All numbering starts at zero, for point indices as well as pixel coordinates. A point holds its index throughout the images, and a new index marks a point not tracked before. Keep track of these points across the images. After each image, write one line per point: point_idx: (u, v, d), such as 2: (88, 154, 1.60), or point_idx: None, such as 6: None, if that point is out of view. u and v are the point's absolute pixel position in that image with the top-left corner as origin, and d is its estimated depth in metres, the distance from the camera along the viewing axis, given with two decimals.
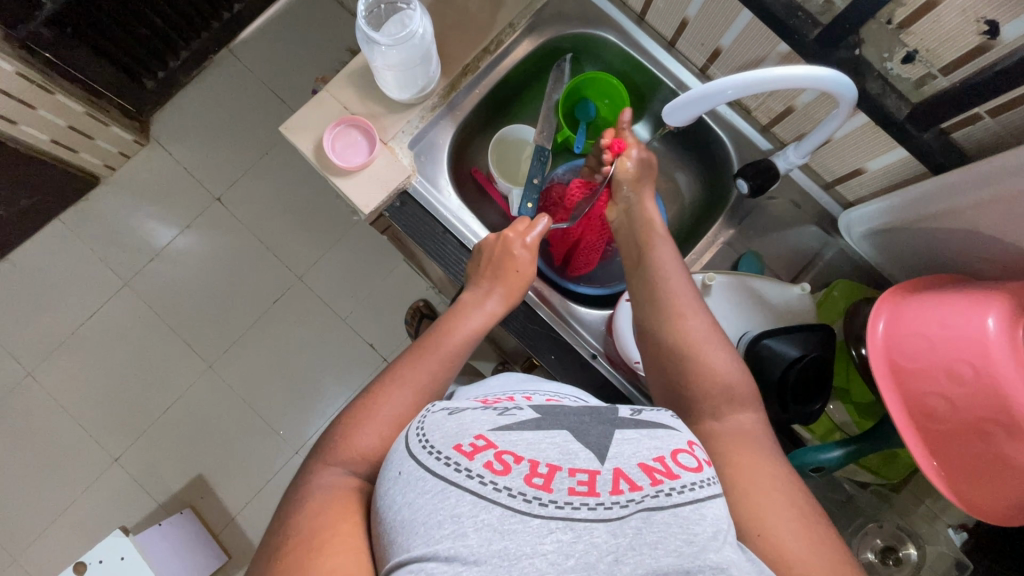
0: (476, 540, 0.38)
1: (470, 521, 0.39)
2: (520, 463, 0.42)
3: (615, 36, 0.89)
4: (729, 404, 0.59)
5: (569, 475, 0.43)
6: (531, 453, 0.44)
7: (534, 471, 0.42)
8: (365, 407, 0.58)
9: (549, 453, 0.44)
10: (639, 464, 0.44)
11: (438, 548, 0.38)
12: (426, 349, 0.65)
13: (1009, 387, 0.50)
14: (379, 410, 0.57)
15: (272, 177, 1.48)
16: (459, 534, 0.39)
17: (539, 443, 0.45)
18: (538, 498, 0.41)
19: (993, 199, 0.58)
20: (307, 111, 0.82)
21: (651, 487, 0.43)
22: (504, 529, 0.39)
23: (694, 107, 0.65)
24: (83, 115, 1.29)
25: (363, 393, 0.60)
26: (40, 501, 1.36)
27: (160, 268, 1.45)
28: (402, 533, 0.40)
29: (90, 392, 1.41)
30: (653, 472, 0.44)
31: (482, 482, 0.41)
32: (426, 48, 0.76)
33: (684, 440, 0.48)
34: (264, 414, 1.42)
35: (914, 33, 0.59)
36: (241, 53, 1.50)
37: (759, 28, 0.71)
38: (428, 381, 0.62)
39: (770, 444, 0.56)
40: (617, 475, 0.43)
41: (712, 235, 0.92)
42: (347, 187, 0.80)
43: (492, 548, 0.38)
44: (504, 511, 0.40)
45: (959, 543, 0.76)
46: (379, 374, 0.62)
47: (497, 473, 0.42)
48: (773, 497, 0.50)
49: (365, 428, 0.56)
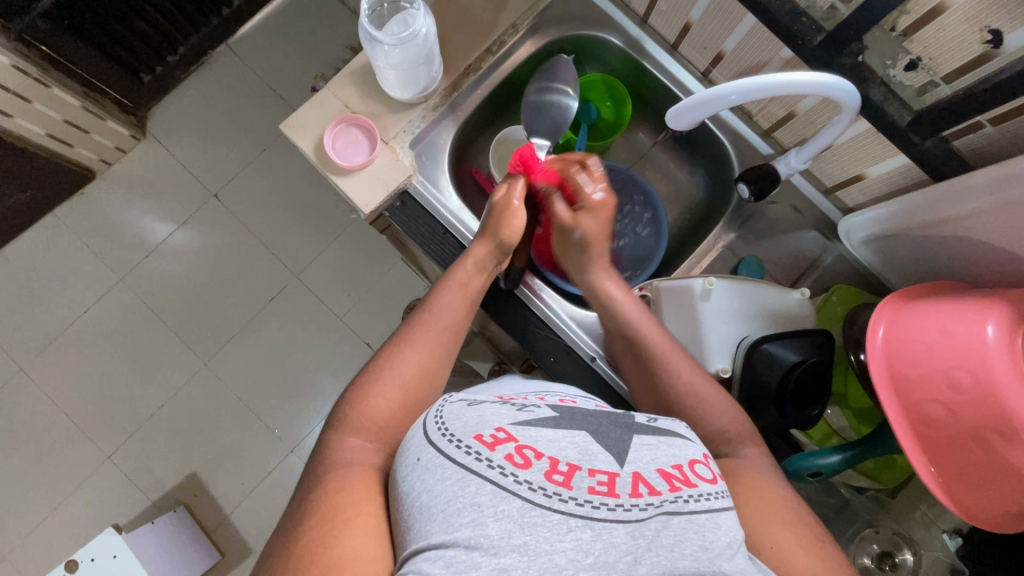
0: (496, 530, 0.38)
1: (490, 511, 0.39)
2: (540, 458, 0.43)
3: (619, 38, 0.89)
4: (725, 437, 0.61)
5: (589, 475, 0.43)
6: (552, 450, 0.44)
7: (555, 467, 0.42)
8: (379, 370, 0.59)
9: (570, 452, 0.44)
10: (657, 470, 0.45)
11: (457, 536, 0.38)
12: (428, 315, 0.66)
13: (1010, 394, 0.50)
14: (393, 373, 0.59)
15: (269, 173, 1.47)
16: (478, 522, 0.39)
17: (559, 441, 0.45)
18: (559, 493, 0.41)
19: (993, 207, 0.58)
20: (307, 109, 0.82)
21: (670, 492, 0.43)
22: (525, 522, 0.39)
23: (697, 111, 0.65)
24: (79, 109, 1.28)
25: (354, 383, 0.60)
26: (32, 498, 1.35)
27: (156, 264, 1.44)
28: (420, 519, 0.41)
29: (84, 389, 1.40)
30: (671, 479, 0.45)
31: (503, 472, 0.41)
32: (429, 47, 0.76)
33: (699, 452, 0.50)
34: (259, 412, 1.41)
35: (917, 41, 0.59)
36: (239, 48, 1.49)
37: (763, 33, 0.71)
38: (419, 375, 0.60)
39: (766, 466, 0.58)
40: (636, 478, 0.43)
41: (710, 241, 0.92)
42: (347, 186, 0.79)
43: (511, 541, 0.38)
44: (524, 504, 0.40)
45: (953, 548, 0.75)
46: (368, 364, 0.61)
47: (518, 466, 0.42)
48: (777, 513, 0.51)
49: (379, 393, 0.57)
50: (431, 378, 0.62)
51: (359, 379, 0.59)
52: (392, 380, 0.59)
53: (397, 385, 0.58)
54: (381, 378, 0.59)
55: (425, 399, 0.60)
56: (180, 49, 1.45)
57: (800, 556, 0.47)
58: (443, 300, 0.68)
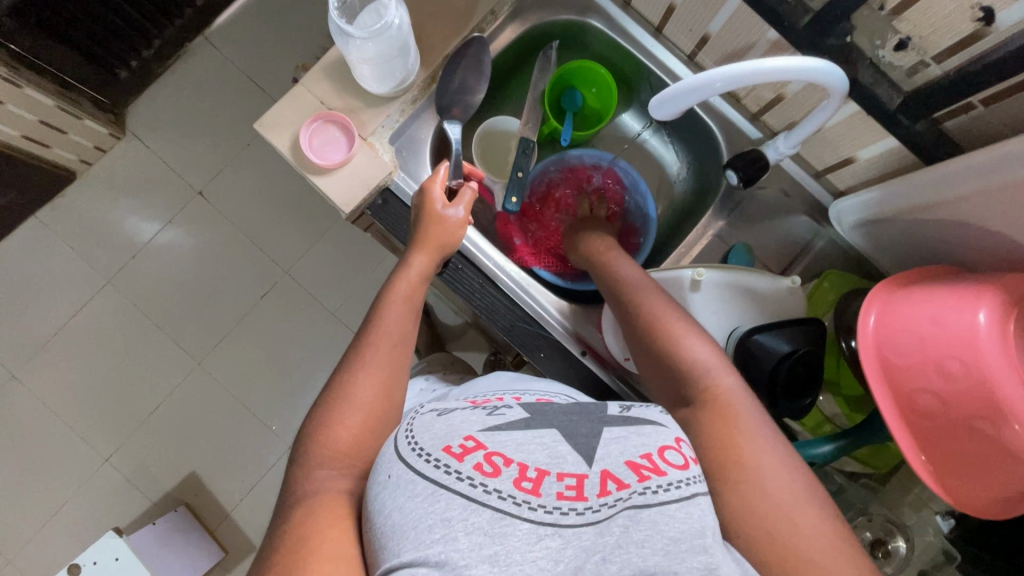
0: (466, 544, 0.38)
1: (460, 525, 0.39)
2: (509, 465, 0.42)
3: (601, 22, 0.86)
4: None
5: (558, 479, 0.42)
6: (521, 455, 0.43)
7: (524, 474, 0.42)
8: (333, 401, 0.57)
9: (538, 456, 0.44)
10: (626, 463, 0.44)
11: (428, 553, 0.37)
12: (373, 332, 0.63)
13: (999, 380, 0.50)
14: (347, 400, 0.57)
15: (253, 168, 1.44)
16: (449, 538, 0.38)
17: (528, 444, 0.44)
18: (528, 500, 0.40)
19: (986, 189, 0.57)
20: (281, 106, 0.79)
21: (638, 484, 0.42)
22: (495, 532, 0.38)
23: (682, 100, 0.62)
24: (55, 109, 1.24)
25: (309, 419, 0.57)
26: (32, 504, 1.35)
27: (143, 264, 1.42)
28: (392, 537, 0.39)
29: (76, 394, 1.39)
30: (640, 470, 0.43)
31: (472, 484, 0.41)
32: (404, 39, 0.73)
33: (671, 437, 0.48)
34: (255, 409, 1.41)
35: (907, 20, 0.57)
36: (217, 40, 1.45)
37: (748, 14, 0.68)
38: (378, 401, 0.58)
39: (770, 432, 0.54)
40: (604, 476, 0.43)
41: (702, 226, 0.90)
42: (326, 185, 0.78)
43: (481, 553, 0.37)
44: (494, 514, 0.39)
45: (946, 530, 0.76)
46: (319, 397, 0.59)
47: (487, 475, 0.41)
48: (766, 486, 0.49)
49: (339, 421, 0.55)
50: (390, 396, 0.59)
51: (320, 407, 0.57)
52: (352, 407, 0.56)
53: (357, 411, 0.56)
54: (340, 405, 0.56)
55: (394, 414, 0.59)
56: (156, 42, 1.41)
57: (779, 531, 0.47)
58: (388, 313, 0.65)
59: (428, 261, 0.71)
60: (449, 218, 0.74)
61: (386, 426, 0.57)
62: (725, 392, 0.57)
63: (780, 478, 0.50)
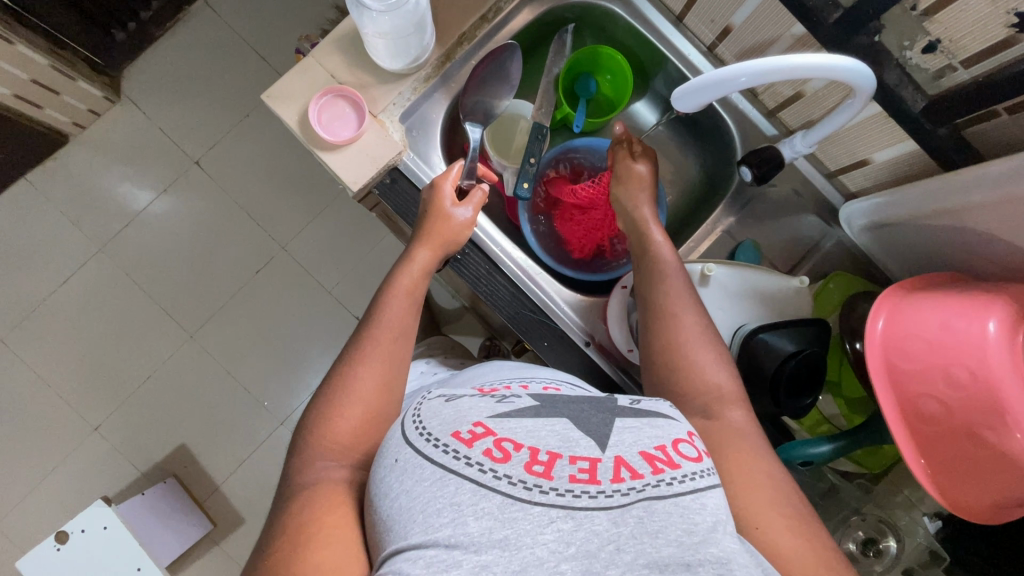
0: (477, 528, 0.38)
1: (469, 509, 0.39)
2: (519, 450, 0.42)
3: (621, 7, 0.84)
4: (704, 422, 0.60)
5: (570, 462, 0.42)
6: (531, 440, 0.43)
7: (535, 458, 0.42)
8: (337, 389, 0.57)
9: (550, 440, 0.43)
10: (640, 453, 0.44)
11: (437, 536, 0.38)
12: (376, 326, 0.62)
13: (1007, 392, 0.50)
14: (349, 390, 0.56)
15: (253, 140, 1.41)
16: (459, 521, 0.38)
17: (539, 431, 0.44)
18: (539, 485, 0.40)
19: (998, 201, 0.57)
20: (289, 79, 0.77)
21: (652, 475, 0.42)
22: (505, 517, 0.38)
23: (705, 94, 0.61)
24: (47, 69, 1.20)
25: (312, 406, 0.57)
26: (19, 469, 1.34)
27: (137, 233, 1.39)
28: (399, 521, 0.40)
29: (65, 362, 1.37)
30: (654, 461, 0.43)
31: (482, 469, 0.40)
32: (421, 15, 0.71)
33: (684, 430, 0.48)
34: (248, 384, 1.40)
35: (939, 22, 0.56)
36: (218, 4, 1.40)
37: (773, 8, 0.67)
38: (381, 392, 0.57)
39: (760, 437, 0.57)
40: (618, 463, 0.43)
41: (712, 222, 0.89)
42: (333, 162, 0.76)
43: (492, 537, 0.37)
44: (504, 499, 0.39)
45: (932, 531, 0.79)
46: (321, 384, 0.59)
47: (497, 460, 0.41)
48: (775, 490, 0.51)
49: (341, 411, 0.55)
50: (391, 390, 0.58)
51: (320, 398, 0.57)
52: (353, 399, 0.56)
53: (358, 401, 0.56)
54: (340, 395, 0.56)
55: (397, 403, 0.58)
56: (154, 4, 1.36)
57: (780, 523, 0.48)
58: (391, 309, 0.64)
59: (430, 258, 0.70)
60: (453, 220, 0.72)
61: (387, 417, 0.57)
62: (735, 421, 0.57)
63: (781, 484, 0.52)
